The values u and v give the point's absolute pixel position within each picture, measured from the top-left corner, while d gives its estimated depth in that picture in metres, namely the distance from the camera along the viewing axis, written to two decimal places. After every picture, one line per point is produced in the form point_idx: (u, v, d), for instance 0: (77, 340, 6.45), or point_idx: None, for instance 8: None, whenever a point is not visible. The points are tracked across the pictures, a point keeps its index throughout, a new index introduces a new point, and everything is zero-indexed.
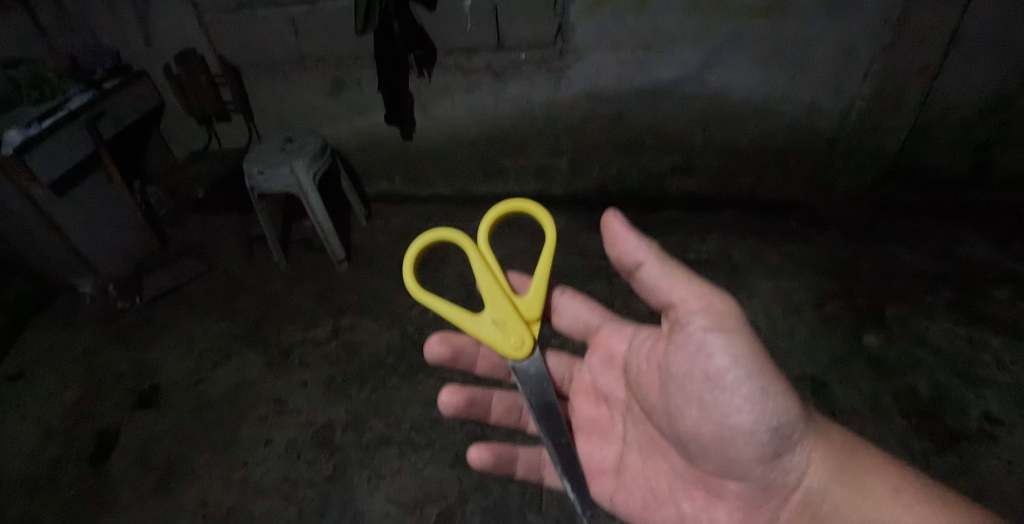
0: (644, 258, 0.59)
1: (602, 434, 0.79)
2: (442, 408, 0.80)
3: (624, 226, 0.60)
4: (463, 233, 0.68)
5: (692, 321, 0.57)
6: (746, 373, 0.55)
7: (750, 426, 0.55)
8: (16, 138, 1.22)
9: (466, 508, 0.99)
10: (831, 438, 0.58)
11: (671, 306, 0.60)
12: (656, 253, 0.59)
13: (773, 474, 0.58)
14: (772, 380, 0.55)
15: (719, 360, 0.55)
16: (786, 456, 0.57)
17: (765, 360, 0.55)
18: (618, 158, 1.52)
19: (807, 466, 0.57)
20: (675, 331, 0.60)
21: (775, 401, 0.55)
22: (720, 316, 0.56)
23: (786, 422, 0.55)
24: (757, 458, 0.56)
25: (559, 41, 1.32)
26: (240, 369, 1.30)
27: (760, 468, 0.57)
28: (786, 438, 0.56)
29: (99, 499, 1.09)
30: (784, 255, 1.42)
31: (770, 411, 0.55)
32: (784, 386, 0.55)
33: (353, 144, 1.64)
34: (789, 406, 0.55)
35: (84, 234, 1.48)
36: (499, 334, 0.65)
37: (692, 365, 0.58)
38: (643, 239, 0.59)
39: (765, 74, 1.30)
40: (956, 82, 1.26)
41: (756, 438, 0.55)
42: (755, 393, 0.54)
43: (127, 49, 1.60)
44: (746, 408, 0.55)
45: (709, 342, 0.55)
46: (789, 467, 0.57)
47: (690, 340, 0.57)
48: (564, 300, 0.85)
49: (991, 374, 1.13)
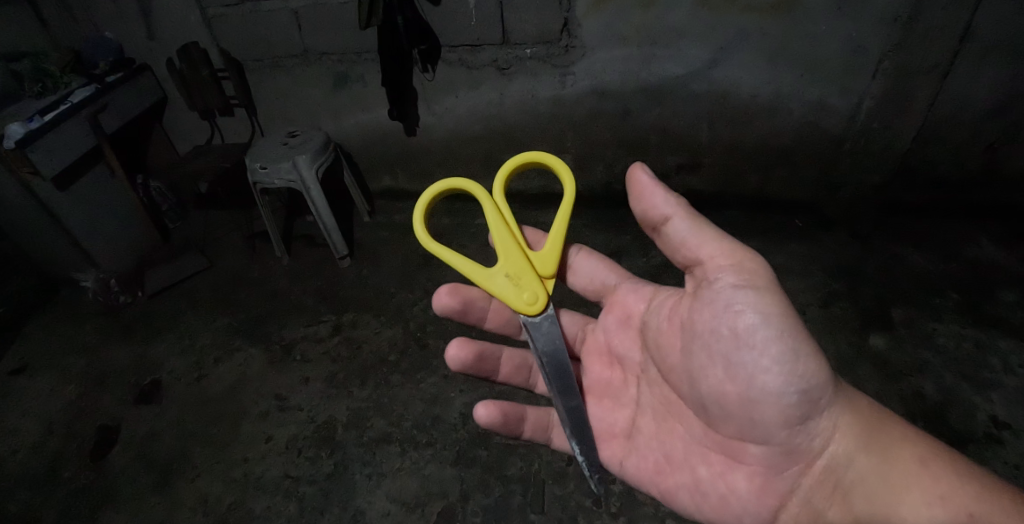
0: (672, 212, 0.63)
1: (614, 398, 0.78)
2: (451, 360, 0.81)
3: (652, 182, 0.65)
4: (478, 185, 0.73)
5: (721, 277, 0.61)
6: (777, 332, 0.57)
7: (778, 386, 0.58)
8: (18, 131, 1.22)
9: (467, 507, 0.99)
10: (858, 409, 0.61)
11: (697, 264, 0.63)
12: (684, 210, 0.63)
13: (798, 439, 0.60)
14: (802, 342, 0.57)
15: (748, 317, 0.58)
16: (811, 421, 0.59)
17: (796, 322, 0.58)
18: (623, 156, 1.51)
19: (833, 432, 0.60)
20: (702, 289, 0.63)
21: (804, 363, 0.57)
22: (750, 274, 0.60)
23: (815, 386, 0.58)
24: (782, 421, 0.59)
25: (565, 37, 1.30)
26: (242, 364, 1.29)
27: (786, 431, 0.59)
28: (813, 402, 0.58)
29: (98, 494, 1.09)
30: (790, 255, 1.41)
31: (798, 373, 0.57)
32: (814, 350, 0.58)
33: (356, 139, 1.63)
34: (818, 370, 0.58)
35: (85, 228, 1.48)
36: (512, 288, 0.69)
37: (720, 322, 0.60)
38: (672, 195, 0.63)
39: (772, 72, 1.29)
40: (967, 82, 1.24)
41: (783, 400, 0.58)
42: (783, 353, 0.57)
43: (130, 42, 1.59)
44: (774, 369, 0.57)
45: (739, 299, 0.59)
46: (814, 433, 0.59)
47: (719, 297, 0.60)
48: (580, 259, 0.86)
49: (999, 376, 1.12)
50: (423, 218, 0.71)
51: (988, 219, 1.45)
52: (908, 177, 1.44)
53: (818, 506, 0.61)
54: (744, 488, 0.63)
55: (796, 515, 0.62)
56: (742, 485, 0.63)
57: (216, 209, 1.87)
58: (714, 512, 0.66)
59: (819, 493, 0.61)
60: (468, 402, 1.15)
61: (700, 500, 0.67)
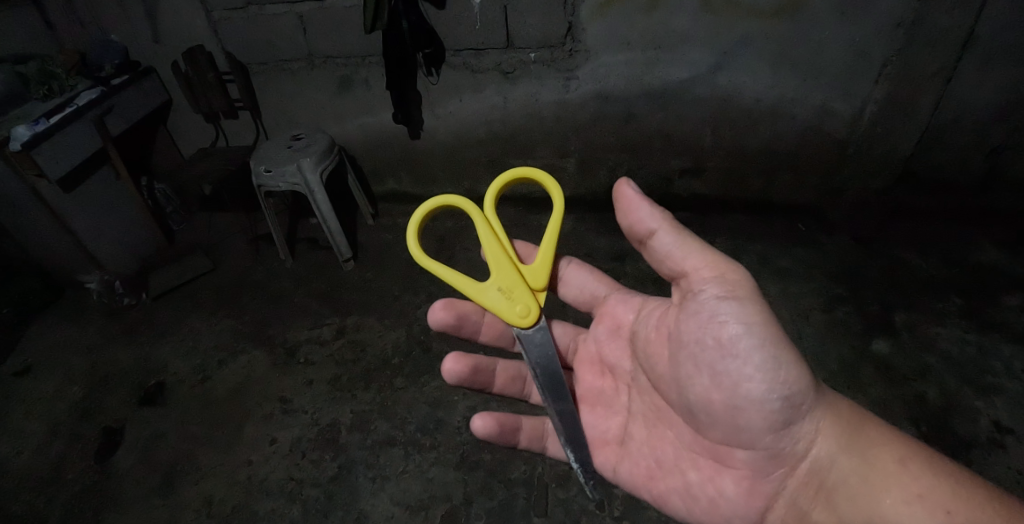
0: (656, 225, 0.64)
1: (606, 405, 0.78)
2: (447, 374, 0.81)
3: (637, 195, 0.65)
4: (470, 201, 0.74)
5: (705, 289, 0.61)
6: (759, 341, 0.58)
7: (761, 394, 0.58)
8: (25, 134, 1.23)
9: (470, 510, 0.99)
10: (839, 411, 0.61)
11: (683, 275, 0.64)
12: (668, 223, 0.64)
13: (782, 443, 0.60)
14: (783, 349, 0.58)
15: (731, 327, 0.59)
16: (795, 426, 0.59)
17: (778, 330, 0.59)
18: (626, 159, 1.51)
19: (816, 435, 0.59)
20: (687, 300, 0.64)
21: (787, 370, 0.58)
22: (733, 285, 0.60)
23: (797, 392, 0.58)
24: (766, 426, 0.59)
25: (568, 41, 1.30)
26: (245, 367, 1.30)
27: (770, 436, 0.59)
28: (796, 408, 0.59)
29: (103, 495, 1.09)
30: (793, 259, 1.41)
31: (781, 380, 0.58)
32: (796, 357, 0.58)
33: (360, 142, 1.64)
34: (800, 376, 0.58)
35: (90, 230, 1.49)
36: (504, 302, 0.69)
37: (705, 333, 0.61)
38: (655, 207, 0.64)
39: (775, 77, 1.29)
40: (970, 87, 1.24)
41: (767, 406, 0.58)
42: (766, 361, 0.58)
43: (135, 45, 1.60)
44: (757, 377, 0.58)
45: (723, 310, 0.60)
46: (798, 437, 0.60)
47: (703, 308, 0.61)
48: (571, 270, 0.87)
49: (1001, 381, 1.12)
50: (416, 234, 0.72)
51: (991, 224, 1.45)
52: (911, 182, 1.44)
53: (803, 507, 0.61)
54: (732, 491, 0.63)
55: (783, 515, 0.62)
56: (730, 488, 0.63)
57: (220, 212, 1.88)
58: (704, 516, 0.66)
59: (804, 495, 0.61)
60: (471, 406, 1.15)
61: (690, 504, 0.67)
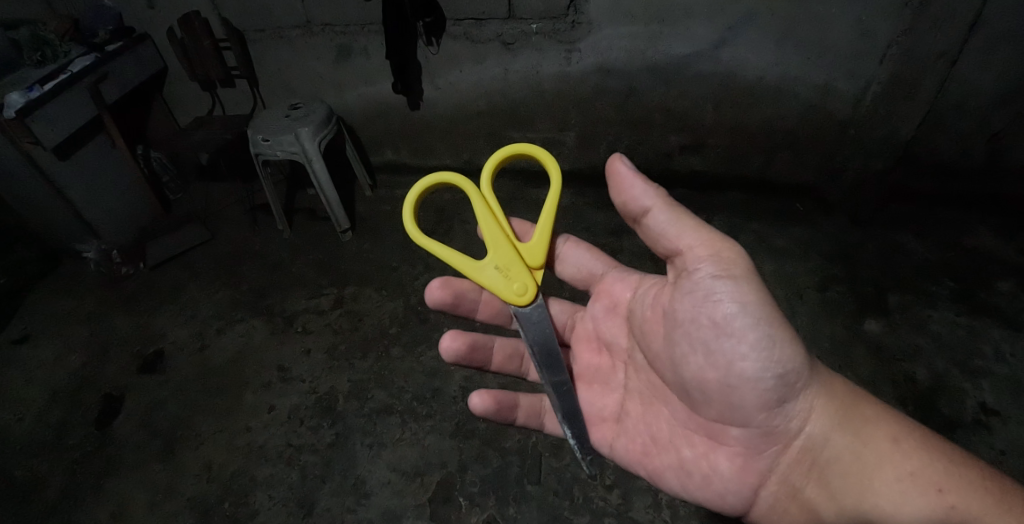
0: (651, 202, 0.64)
1: (603, 382, 0.79)
2: (445, 351, 0.82)
3: (631, 171, 0.65)
4: (464, 176, 0.73)
5: (700, 268, 0.62)
6: (754, 320, 0.59)
7: (754, 372, 0.59)
8: (19, 100, 1.21)
9: (466, 477, 1.01)
10: (834, 389, 0.62)
11: (678, 254, 0.65)
12: (662, 199, 0.64)
13: (775, 421, 0.61)
14: (779, 328, 0.59)
15: (727, 306, 0.60)
16: (788, 404, 0.61)
17: (774, 309, 0.59)
18: (627, 134, 1.50)
19: (810, 413, 0.61)
20: (682, 278, 0.64)
21: (781, 347, 0.59)
22: (728, 263, 0.61)
23: (791, 369, 0.59)
24: (760, 404, 0.60)
25: (571, 13, 1.28)
26: (244, 335, 1.31)
27: (763, 414, 0.61)
28: (790, 386, 0.60)
29: (103, 459, 1.11)
30: (788, 237, 1.42)
31: (775, 359, 0.59)
32: (790, 335, 0.59)
33: (359, 113, 1.62)
34: (794, 354, 0.59)
35: (87, 199, 1.48)
36: (502, 281, 0.69)
37: (700, 312, 0.62)
38: (649, 183, 0.64)
39: (779, 54, 1.27)
40: (976, 69, 1.23)
41: (761, 384, 0.60)
42: (761, 340, 0.59)
43: (129, 10, 1.57)
44: (752, 356, 0.59)
45: (718, 289, 0.60)
46: (791, 415, 0.61)
47: (698, 286, 0.62)
48: (568, 248, 0.87)
49: (990, 365, 1.13)
50: (412, 213, 0.71)
51: (988, 209, 1.45)
52: (912, 163, 1.43)
53: (796, 484, 0.63)
54: (725, 468, 0.64)
55: (776, 491, 0.64)
56: (724, 465, 0.64)
57: (218, 182, 1.86)
58: (698, 492, 0.67)
59: (797, 472, 0.63)
60: (467, 375, 1.16)
61: (685, 480, 0.67)
